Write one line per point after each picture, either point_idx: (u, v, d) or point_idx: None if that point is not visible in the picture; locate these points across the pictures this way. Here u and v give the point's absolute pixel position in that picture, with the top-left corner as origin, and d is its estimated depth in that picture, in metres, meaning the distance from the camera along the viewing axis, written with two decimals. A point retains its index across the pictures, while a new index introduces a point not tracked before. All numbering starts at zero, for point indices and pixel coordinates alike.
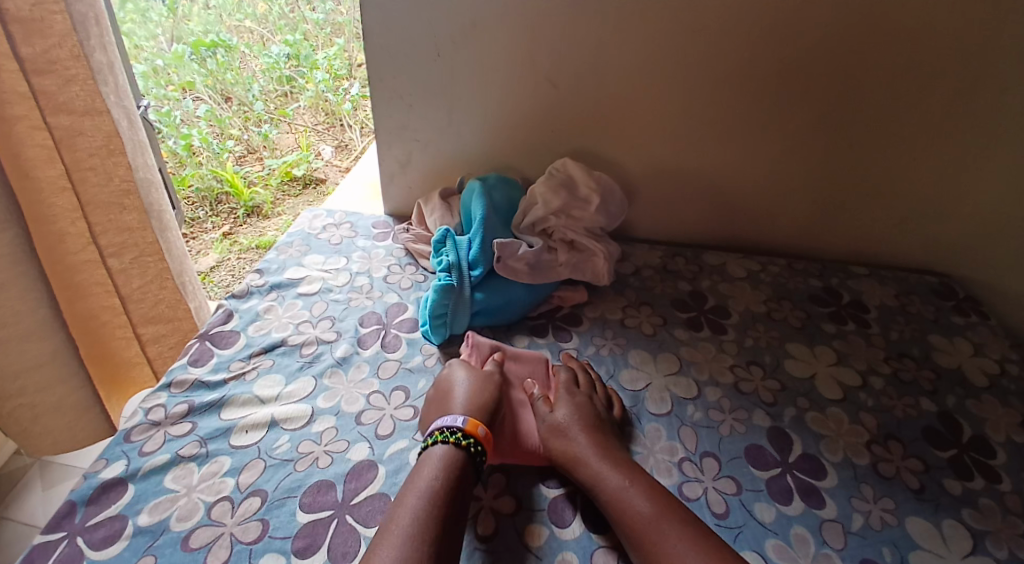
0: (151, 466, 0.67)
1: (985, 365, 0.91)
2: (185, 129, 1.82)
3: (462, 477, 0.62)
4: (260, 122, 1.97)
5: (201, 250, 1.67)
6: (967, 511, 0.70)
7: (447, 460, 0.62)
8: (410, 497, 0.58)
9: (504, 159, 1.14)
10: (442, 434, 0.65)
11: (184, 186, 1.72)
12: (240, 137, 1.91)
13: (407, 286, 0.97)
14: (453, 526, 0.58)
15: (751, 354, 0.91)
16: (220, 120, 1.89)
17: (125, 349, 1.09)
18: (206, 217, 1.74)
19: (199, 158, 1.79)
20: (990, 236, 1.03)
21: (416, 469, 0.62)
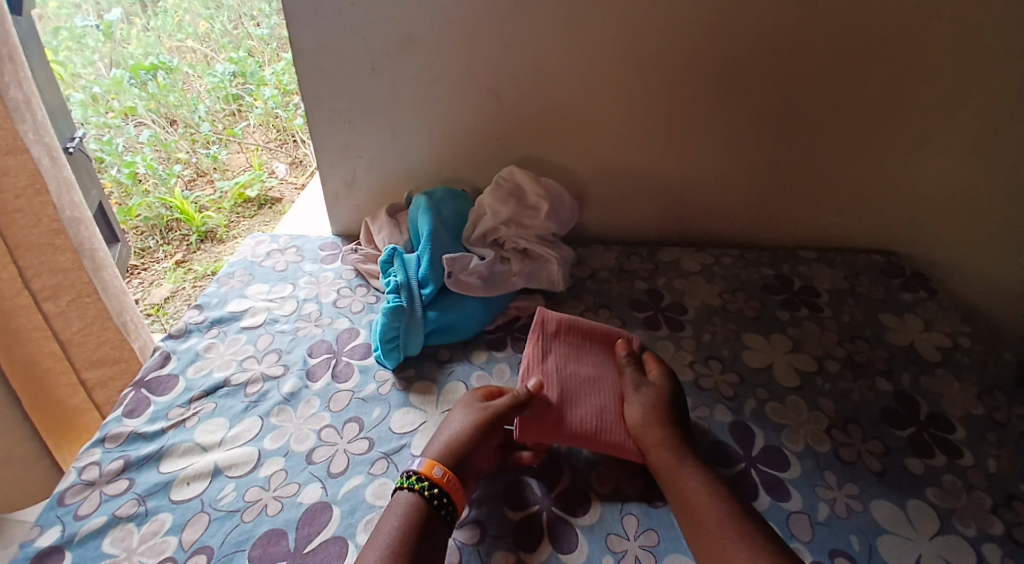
0: (88, 530, 0.62)
1: (937, 340, 0.93)
2: (130, 156, 1.77)
3: (429, 522, 0.59)
4: (209, 144, 1.90)
5: (154, 281, 1.59)
6: (931, 490, 0.70)
7: (410, 507, 0.59)
8: (370, 554, 0.55)
9: (452, 171, 1.11)
10: (403, 480, 0.62)
11: (130, 216, 1.65)
12: (189, 161, 1.85)
13: (359, 309, 0.93)
14: None
15: (709, 349, 0.91)
16: (166, 144, 1.83)
17: (70, 397, 1.04)
18: (157, 246, 1.67)
19: (146, 185, 1.74)
20: (934, 213, 1.06)
21: (381, 520, 0.59)
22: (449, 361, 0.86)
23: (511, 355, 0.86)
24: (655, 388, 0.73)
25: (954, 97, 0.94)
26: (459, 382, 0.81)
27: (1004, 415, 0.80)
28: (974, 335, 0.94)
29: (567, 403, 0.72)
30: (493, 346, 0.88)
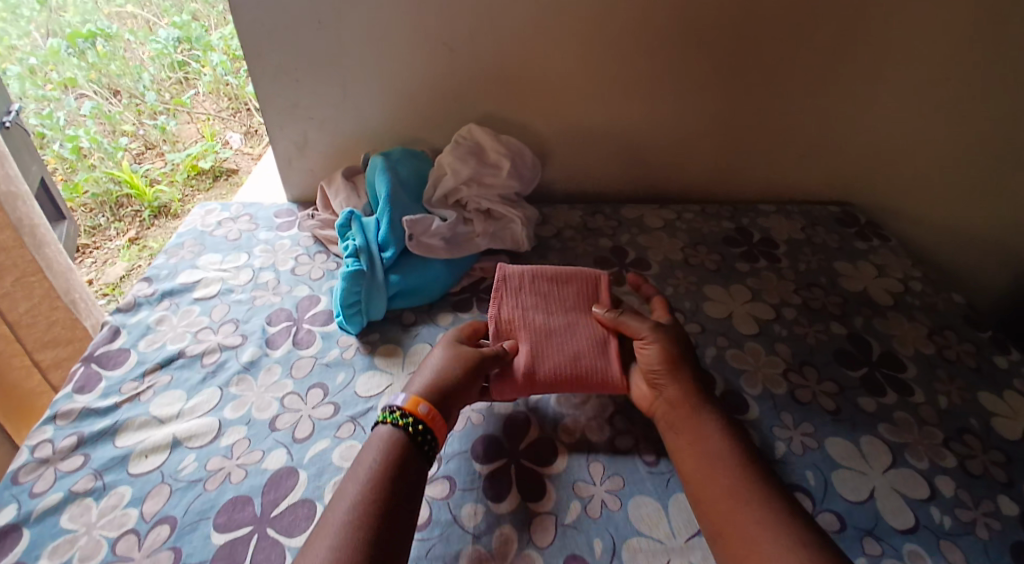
0: (44, 507, 0.61)
1: (890, 285, 0.96)
2: (72, 129, 1.67)
3: (409, 453, 0.58)
4: (156, 114, 1.79)
5: (107, 260, 1.51)
6: (883, 425, 0.74)
7: (390, 441, 0.59)
8: (350, 486, 0.55)
9: (409, 131, 1.08)
10: (385, 415, 0.61)
11: (77, 194, 1.56)
12: (136, 133, 1.75)
13: (318, 276, 0.91)
14: (396, 506, 0.54)
15: (672, 301, 0.92)
16: (109, 116, 1.72)
17: (26, 379, 0.98)
18: (107, 223, 1.58)
19: (91, 160, 1.65)
20: (887, 162, 1.08)
21: (359, 455, 0.59)
22: (414, 324, 0.85)
23: (477, 315, 0.86)
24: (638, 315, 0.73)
25: (905, 43, 0.94)
26: (425, 344, 0.81)
27: (953, 353, 0.84)
28: (924, 278, 0.97)
29: (550, 346, 0.72)
30: (458, 308, 0.88)
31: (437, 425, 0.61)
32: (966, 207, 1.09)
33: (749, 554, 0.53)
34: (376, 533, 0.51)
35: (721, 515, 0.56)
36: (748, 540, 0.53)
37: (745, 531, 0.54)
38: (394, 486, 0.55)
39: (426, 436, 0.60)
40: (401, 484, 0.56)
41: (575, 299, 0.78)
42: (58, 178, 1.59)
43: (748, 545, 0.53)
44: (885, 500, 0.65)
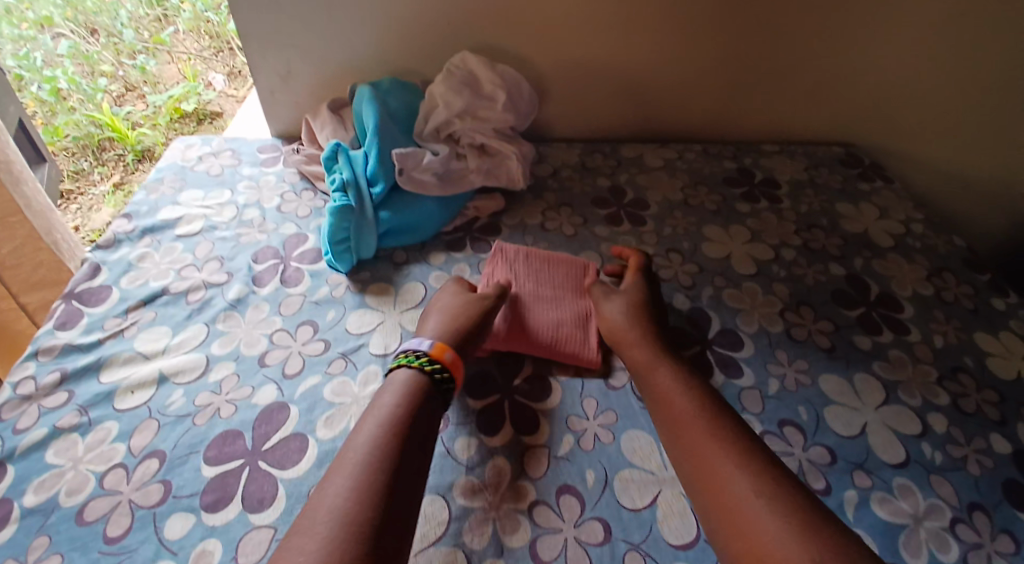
0: (29, 443, 0.60)
1: (891, 227, 0.94)
2: (51, 71, 1.55)
3: (424, 398, 0.57)
4: (134, 54, 1.67)
5: (93, 206, 1.41)
6: (877, 363, 0.73)
7: (406, 386, 0.58)
8: (364, 429, 0.53)
9: (398, 62, 1.02)
10: (406, 358, 0.60)
11: (58, 137, 1.46)
12: (115, 75, 1.62)
13: (306, 214, 0.88)
14: (414, 449, 0.53)
15: (670, 242, 0.90)
16: (87, 56, 1.62)
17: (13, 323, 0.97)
18: (91, 168, 1.46)
19: (71, 102, 1.53)
20: (896, 101, 1.03)
21: (373, 401, 0.57)
22: (406, 263, 0.82)
23: (471, 254, 0.84)
24: (624, 294, 0.72)
25: None
26: (417, 282, 0.79)
27: (951, 294, 0.83)
28: (925, 221, 0.95)
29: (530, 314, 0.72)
30: (452, 247, 0.85)
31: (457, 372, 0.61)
32: (972, 149, 1.06)
33: (723, 486, 0.51)
34: (392, 473, 0.50)
35: (694, 450, 0.55)
36: (722, 471, 0.52)
37: (719, 462, 0.53)
38: (409, 428, 0.54)
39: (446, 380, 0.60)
40: (416, 426, 0.54)
41: (563, 277, 0.77)
42: (36, 122, 1.47)
43: (722, 476, 0.52)
44: (877, 435, 0.66)
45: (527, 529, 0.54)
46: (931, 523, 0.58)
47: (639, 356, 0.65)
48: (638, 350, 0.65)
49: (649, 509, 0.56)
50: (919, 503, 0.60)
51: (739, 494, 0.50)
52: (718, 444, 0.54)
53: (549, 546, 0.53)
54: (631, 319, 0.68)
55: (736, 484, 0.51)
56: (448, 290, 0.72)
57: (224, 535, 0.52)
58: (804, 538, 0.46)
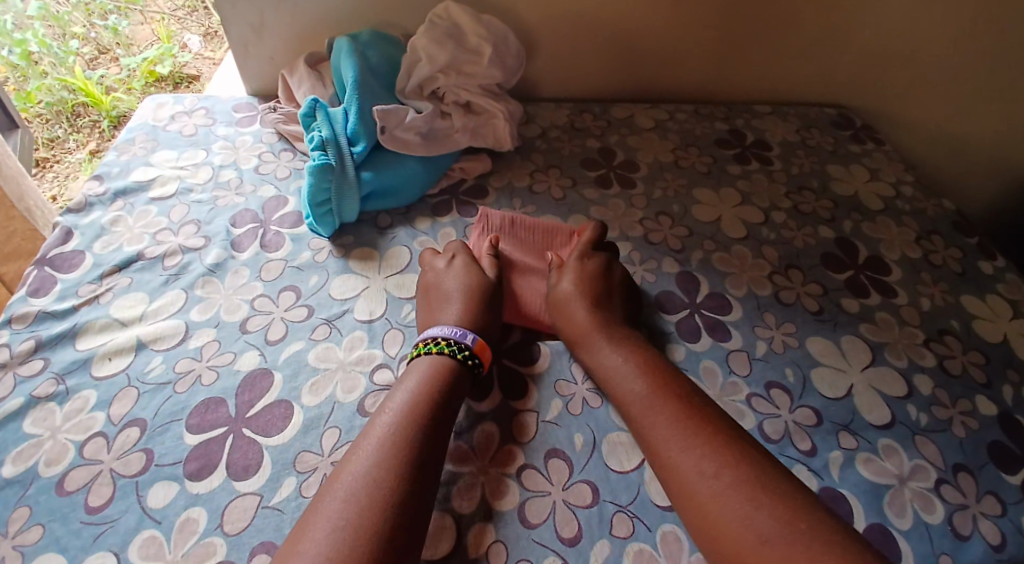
0: (4, 413, 0.58)
1: (882, 190, 0.93)
2: (19, 34, 1.38)
3: (449, 385, 0.56)
4: (105, 15, 1.54)
5: (69, 175, 1.35)
6: (864, 326, 0.74)
7: (431, 371, 0.56)
8: (384, 415, 0.52)
9: (377, 13, 0.97)
10: (448, 346, 0.58)
11: (31, 103, 1.37)
12: (87, 37, 1.51)
13: (285, 175, 0.85)
14: (432, 436, 0.52)
15: (660, 205, 0.89)
16: (58, 18, 1.46)
17: None
18: (65, 135, 1.39)
19: (42, 67, 1.39)
20: (890, 61, 1.01)
21: (397, 384, 0.56)
22: (390, 226, 0.80)
23: (456, 218, 0.82)
24: (580, 273, 0.68)
25: None
26: (403, 247, 0.77)
27: (939, 257, 0.83)
28: (915, 183, 0.95)
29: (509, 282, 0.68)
30: (437, 211, 0.83)
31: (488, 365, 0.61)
32: (964, 110, 1.05)
33: (673, 468, 0.51)
34: (410, 461, 0.49)
35: (645, 432, 0.55)
36: (671, 453, 0.52)
37: (667, 443, 0.53)
38: (431, 417, 0.53)
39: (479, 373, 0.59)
40: (439, 416, 0.53)
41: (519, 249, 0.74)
42: (8, 89, 1.36)
43: (671, 459, 0.52)
44: (863, 397, 0.66)
45: (515, 492, 0.54)
46: (915, 483, 0.60)
47: (588, 342, 0.62)
48: (584, 327, 0.63)
49: (637, 471, 0.56)
50: (904, 464, 0.61)
51: (688, 476, 0.50)
52: (666, 426, 0.53)
53: (538, 510, 0.53)
54: (579, 292, 0.66)
55: (685, 465, 0.51)
56: (454, 273, 0.67)
57: (209, 504, 0.52)
58: (753, 514, 0.46)
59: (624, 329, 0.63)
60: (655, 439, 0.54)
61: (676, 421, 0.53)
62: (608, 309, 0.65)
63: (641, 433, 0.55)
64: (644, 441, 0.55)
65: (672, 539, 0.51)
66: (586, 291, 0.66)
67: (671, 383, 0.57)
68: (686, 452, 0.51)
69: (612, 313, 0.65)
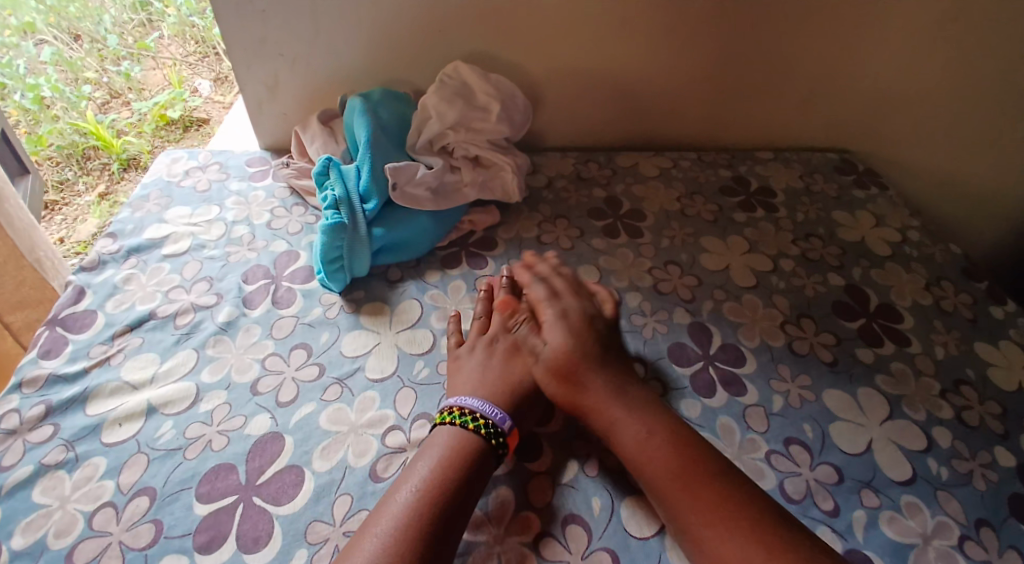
0: (15, 481, 0.57)
1: (888, 235, 0.94)
2: (33, 79, 1.47)
3: (475, 462, 0.55)
4: (119, 61, 1.58)
5: (77, 217, 1.34)
6: (880, 377, 0.73)
7: (454, 445, 0.55)
8: (403, 490, 0.52)
9: (387, 71, 1.00)
10: (483, 425, 0.57)
11: (42, 147, 1.39)
12: (99, 82, 1.54)
13: (296, 230, 0.86)
14: (450, 520, 0.50)
15: (668, 254, 0.89)
16: (71, 63, 1.52)
17: None
18: (76, 178, 1.39)
19: (54, 111, 1.45)
20: (888, 108, 1.03)
21: (422, 454, 0.56)
22: (401, 280, 0.81)
23: (466, 271, 0.82)
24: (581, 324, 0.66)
25: None
26: (413, 300, 0.77)
27: (950, 304, 0.83)
28: (922, 228, 0.95)
29: None
30: (447, 264, 0.83)
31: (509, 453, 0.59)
32: (963, 153, 1.07)
33: (709, 547, 0.50)
34: (424, 546, 0.48)
35: (675, 508, 0.52)
36: (706, 531, 0.50)
37: (702, 521, 0.51)
38: (451, 497, 0.51)
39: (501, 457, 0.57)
40: (459, 496, 0.52)
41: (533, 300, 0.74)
42: (19, 132, 1.39)
43: (707, 536, 0.50)
44: (883, 453, 0.65)
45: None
46: (939, 542, 0.58)
47: (599, 397, 0.60)
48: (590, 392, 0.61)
49: (657, 538, 0.54)
50: (927, 523, 0.59)
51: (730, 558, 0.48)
52: (698, 501, 0.51)
53: None
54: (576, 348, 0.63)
55: (724, 547, 0.49)
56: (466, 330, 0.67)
57: None
58: None
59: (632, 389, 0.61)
60: (687, 509, 0.52)
61: (710, 496, 0.52)
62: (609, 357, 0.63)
63: (669, 503, 0.53)
64: (670, 512, 0.53)
65: None
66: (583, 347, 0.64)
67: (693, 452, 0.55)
68: (722, 532, 0.50)
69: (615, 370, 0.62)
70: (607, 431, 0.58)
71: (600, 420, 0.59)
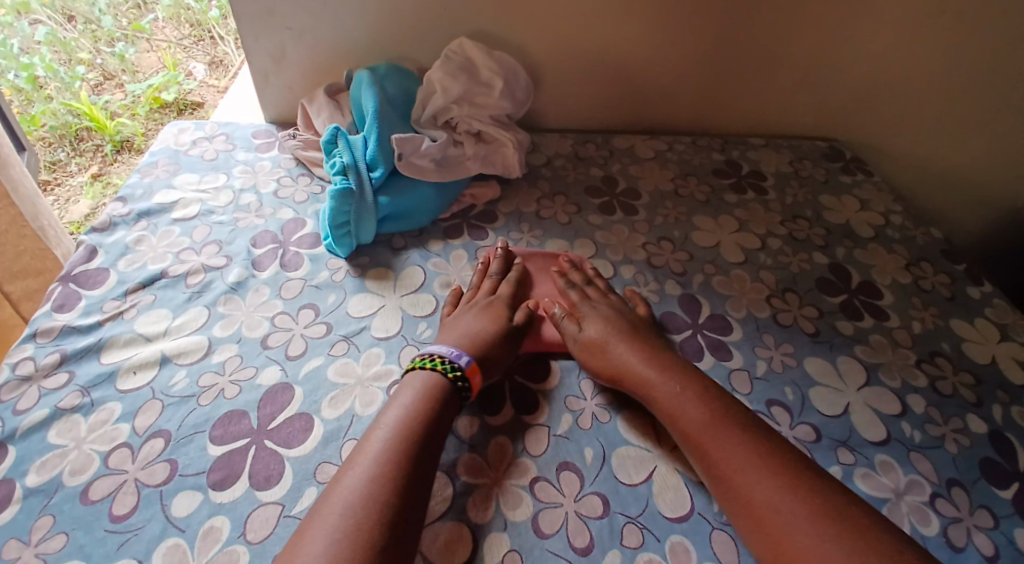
0: (31, 424, 0.60)
1: (872, 219, 0.98)
2: (27, 59, 1.43)
3: (444, 401, 0.59)
4: (113, 42, 1.58)
5: (69, 197, 1.33)
6: (860, 347, 0.77)
7: (424, 386, 0.59)
8: (380, 431, 0.55)
9: (392, 47, 1.02)
10: (443, 364, 0.61)
11: (34, 126, 1.38)
12: (93, 63, 1.54)
13: (303, 199, 0.89)
14: (425, 450, 0.54)
15: (662, 230, 0.92)
16: (65, 43, 1.51)
17: None
18: (68, 158, 1.38)
19: (48, 91, 1.41)
20: (877, 97, 1.07)
21: (394, 397, 0.59)
22: (404, 248, 0.83)
23: (467, 241, 0.85)
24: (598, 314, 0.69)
25: None
26: (416, 267, 0.80)
27: (929, 283, 0.87)
28: (905, 213, 0.99)
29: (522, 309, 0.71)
30: (449, 234, 0.86)
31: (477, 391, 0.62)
32: (946, 144, 1.11)
33: (747, 495, 0.53)
34: (405, 472, 0.52)
35: (712, 461, 0.55)
36: (744, 481, 0.54)
37: (740, 470, 0.54)
38: (425, 431, 0.55)
39: (467, 398, 0.61)
40: (432, 429, 0.56)
41: (528, 274, 0.79)
42: (11, 110, 1.37)
43: (751, 487, 0.53)
44: (859, 414, 0.69)
45: (529, 504, 0.56)
46: (911, 497, 0.62)
47: (632, 373, 0.62)
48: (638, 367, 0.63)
49: (645, 484, 0.58)
50: (900, 479, 0.63)
51: (761, 501, 0.52)
52: (739, 456, 0.55)
53: (551, 521, 0.55)
54: (618, 334, 0.66)
55: (762, 491, 0.53)
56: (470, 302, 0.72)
57: (233, 511, 0.53)
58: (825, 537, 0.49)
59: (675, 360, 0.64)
60: (732, 464, 0.55)
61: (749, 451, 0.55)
62: (631, 334, 0.67)
63: (712, 461, 0.55)
64: (715, 471, 0.55)
65: (681, 549, 0.54)
66: (620, 331, 0.67)
67: (733, 413, 0.58)
68: (760, 479, 0.53)
69: (643, 340, 0.66)
70: (642, 394, 0.62)
71: (635, 383, 0.62)
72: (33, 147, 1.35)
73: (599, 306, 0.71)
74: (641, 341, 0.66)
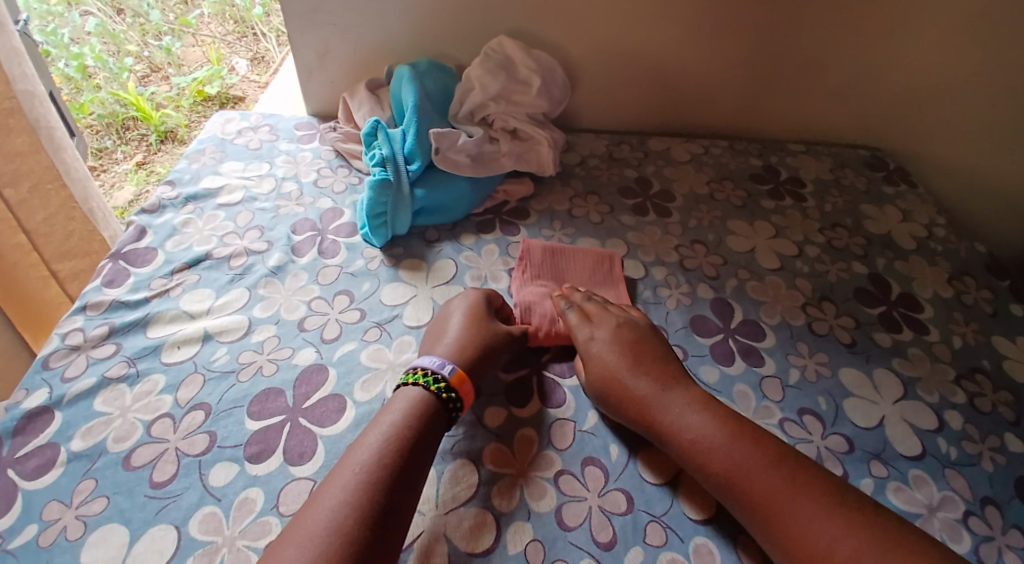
0: (78, 391, 0.63)
1: (914, 230, 0.95)
2: (77, 48, 1.50)
3: (429, 421, 0.56)
4: (160, 35, 1.64)
5: (115, 184, 1.39)
6: (897, 360, 0.75)
7: (414, 402, 0.57)
8: (357, 453, 0.52)
9: (433, 45, 1.04)
10: (424, 378, 0.59)
11: (83, 114, 1.43)
12: (140, 55, 1.59)
13: (342, 190, 0.91)
14: (407, 473, 0.52)
15: (695, 233, 0.92)
16: (114, 35, 1.57)
17: (43, 289, 0.98)
18: (114, 146, 1.44)
19: (97, 80, 1.48)
20: (925, 108, 1.04)
21: (378, 416, 0.57)
22: (437, 240, 0.85)
23: (500, 237, 0.86)
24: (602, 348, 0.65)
25: None
26: (449, 260, 0.81)
27: (971, 298, 0.84)
28: (949, 226, 0.96)
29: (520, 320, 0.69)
30: (482, 229, 0.87)
31: (466, 401, 0.60)
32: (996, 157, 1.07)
33: (788, 526, 0.50)
34: (383, 498, 0.49)
35: (744, 495, 0.52)
36: (782, 513, 0.51)
37: (776, 502, 0.51)
38: (409, 454, 0.53)
39: (455, 411, 0.59)
40: (416, 451, 0.53)
41: (538, 270, 0.78)
42: (62, 98, 1.43)
43: (791, 518, 0.50)
44: (894, 427, 0.68)
45: (553, 497, 0.56)
46: (945, 513, 0.60)
47: (645, 411, 0.59)
48: (645, 396, 0.60)
49: (669, 485, 0.58)
50: (933, 494, 0.62)
51: (803, 534, 0.49)
52: (773, 487, 0.52)
53: (574, 514, 0.55)
54: (624, 367, 0.62)
55: (802, 522, 0.50)
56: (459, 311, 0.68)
57: (267, 485, 0.55)
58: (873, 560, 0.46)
59: (685, 384, 0.61)
60: (766, 495, 0.52)
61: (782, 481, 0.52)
62: (645, 364, 0.63)
63: (745, 495, 0.52)
64: (749, 506, 0.52)
65: (705, 551, 0.53)
66: (627, 365, 0.62)
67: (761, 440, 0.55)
68: (799, 509, 0.50)
69: (659, 366, 0.63)
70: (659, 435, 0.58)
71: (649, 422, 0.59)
72: (82, 134, 1.41)
73: (600, 336, 0.66)
74: (653, 375, 0.62)
